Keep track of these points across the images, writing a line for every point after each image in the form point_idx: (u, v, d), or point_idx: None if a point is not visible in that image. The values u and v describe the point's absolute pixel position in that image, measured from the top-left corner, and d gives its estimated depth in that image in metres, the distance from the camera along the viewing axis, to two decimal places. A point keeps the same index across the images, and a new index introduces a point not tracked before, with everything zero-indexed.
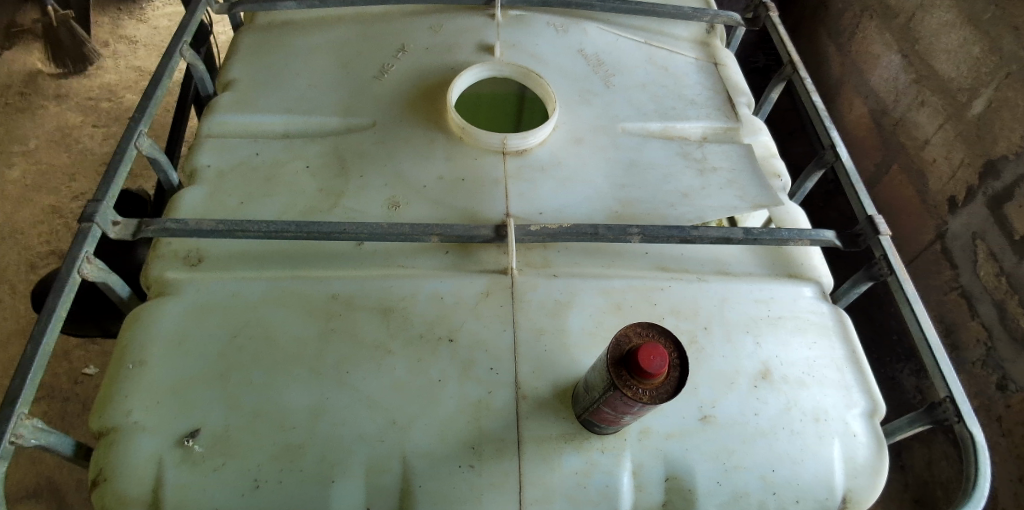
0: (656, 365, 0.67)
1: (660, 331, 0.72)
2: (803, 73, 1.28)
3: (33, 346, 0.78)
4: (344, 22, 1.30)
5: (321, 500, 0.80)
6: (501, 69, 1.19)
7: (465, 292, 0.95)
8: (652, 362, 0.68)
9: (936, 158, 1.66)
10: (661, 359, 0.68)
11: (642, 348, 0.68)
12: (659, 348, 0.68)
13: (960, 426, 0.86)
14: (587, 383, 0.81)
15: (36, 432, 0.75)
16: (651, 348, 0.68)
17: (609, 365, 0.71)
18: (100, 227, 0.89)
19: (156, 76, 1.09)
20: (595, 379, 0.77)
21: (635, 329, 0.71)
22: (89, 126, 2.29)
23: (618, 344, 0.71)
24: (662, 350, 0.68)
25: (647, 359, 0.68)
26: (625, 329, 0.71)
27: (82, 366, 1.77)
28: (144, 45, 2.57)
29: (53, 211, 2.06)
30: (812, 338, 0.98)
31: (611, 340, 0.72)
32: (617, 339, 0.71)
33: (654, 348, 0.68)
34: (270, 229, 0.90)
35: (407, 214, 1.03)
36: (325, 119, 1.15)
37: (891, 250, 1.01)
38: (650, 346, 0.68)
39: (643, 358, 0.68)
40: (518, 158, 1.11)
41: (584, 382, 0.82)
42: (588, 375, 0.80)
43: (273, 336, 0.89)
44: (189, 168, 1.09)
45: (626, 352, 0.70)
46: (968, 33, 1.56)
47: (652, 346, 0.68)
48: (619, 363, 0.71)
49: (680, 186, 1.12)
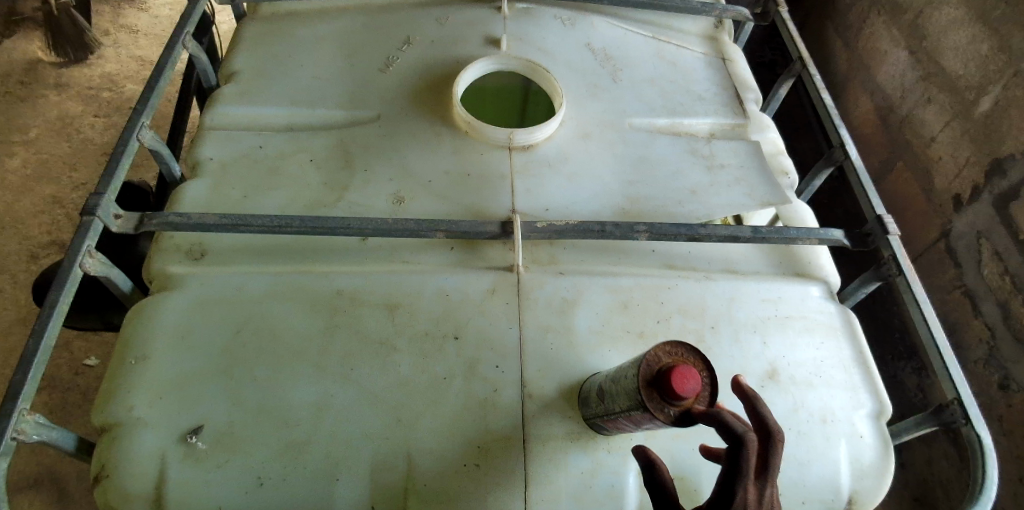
0: (690, 389, 0.63)
1: (689, 349, 0.67)
2: (813, 69, 1.26)
3: (35, 341, 0.77)
4: (349, 13, 1.28)
5: (326, 498, 0.79)
6: (509, 62, 1.17)
7: (471, 288, 0.94)
8: (686, 385, 0.63)
9: (942, 156, 1.65)
10: (695, 382, 0.63)
11: (675, 372, 0.63)
12: (692, 370, 0.63)
13: (967, 429, 0.86)
14: (601, 391, 0.79)
15: (38, 428, 0.74)
16: (682, 368, 0.63)
17: (642, 388, 0.66)
18: (102, 220, 0.88)
19: (158, 67, 1.07)
20: (616, 393, 0.74)
21: (663, 349, 0.67)
22: (89, 115, 2.27)
23: (648, 363, 0.67)
24: (695, 371, 0.64)
25: (681, 383, 0.63)
26: (655, 351, 0.67)
27: (83, 357, 1.76)
28: (144, 35, 2.54)
29: (54, 200, 2.05)
30: (820, 338, 0.97)
31: (641, 363, 0.67)
32: (646, 361, 0.67)
33: (688, 370, 0.63)
34: (273, 223, 0.89)
35: (413, 209, 1.02)
36: (330, 111, 1.13)
37: (900, 250, 1.00)
38: (683, 367, 0.64)
39: (677, 382, 0.63)
40: (524, 153, 1.10)
41: (595, 388, 0.81)
42: (602, 381, 0.79)
43: (277, 333, 0.88)
44: (191, 159, 1.08)
45: (658, 373, 0.66)
46: (977, 30, 1.54)
47: (685, 369, 0.63)
48: (650, 385, 0.66)
49: (688, 183, 1.11)
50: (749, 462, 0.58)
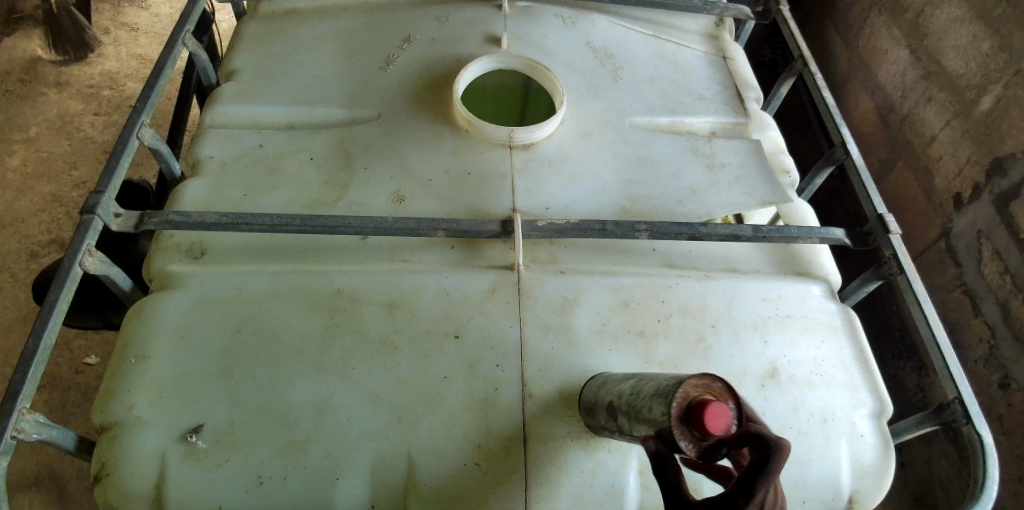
0: (723, 429, 0.55)
1: (716, 380, 0.59)
2: (814, 68, 1.25)
3: (35, 340, 0.77)
4: (349, 12, 1.28)
5: (326, 497, 0.79)
6: (510, 60, 1.17)
7: (471, 287, 0.94)
8: (717, 423, 0.55)
9: (942, 155, 1.65)
10: (727, 419, 0.55)
11: (706, 410, 0.55)
12: (723, 406, 0.55)
13: (968, 428, 0.86)
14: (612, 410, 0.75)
15: (38, 427, 0.74)
16: (713, 407, 0.55)
17: (674, 429, 0.58)
18: (102, 219, 0.88)
19: (158, 65, 1.07)
20: (636, 420, 0.67)
21: (693, 383, 0.59)
22: (90, 113, 2.27)
23: (679, 401, 0.59)
24: (726, 407, 0.56)
25: (712, 421, 0.55)
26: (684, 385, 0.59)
27: (83, 355, 1.76)
28: (144, 33, 2.54)
29: (54, 199, 2.04)
30: (820, 337, 0.97)
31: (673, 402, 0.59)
32: (677, 399, 0.59)
33: (719, 408, 0.55)
34: (273, 222, 0.89)
35: (413, 208, 1.02)
36: (330, 110, 1.13)
37: (901, 249, 1.00)
38: (713, 404, 0.56)
39: (709, 421, 0.55)
40: (524, 152, 1.10)
41: (605, 404, 0.77)
42: (616, 401, 0.73)
43: (277, 333, 0.88)
44: (192, 158, 1.08)
45: (689, 409, 0.58)
46: (978, 29, 1.54)
47: (716, 405, 0.55)
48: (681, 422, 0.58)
49: (688, 182, 1.11)
50: (781, 464, 0.53)
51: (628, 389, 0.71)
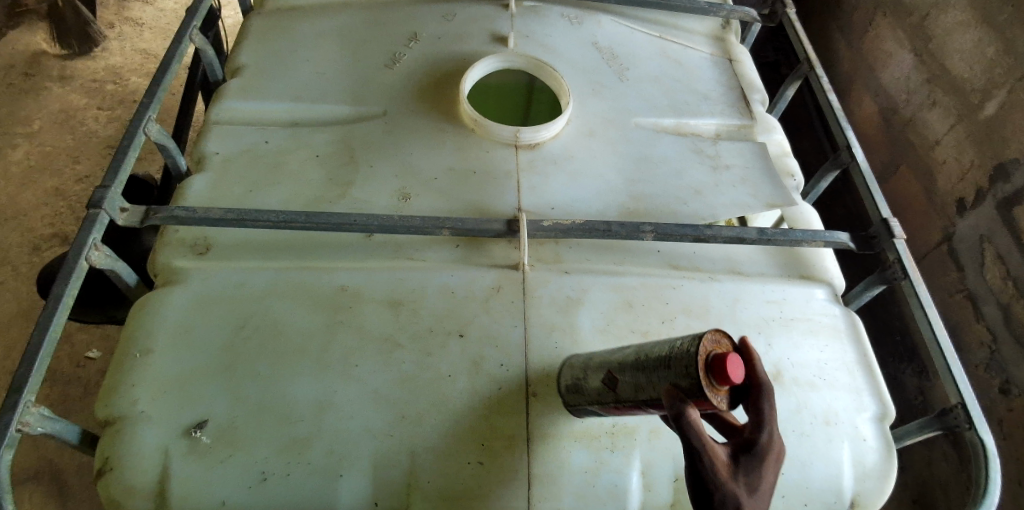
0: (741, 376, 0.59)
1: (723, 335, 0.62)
2: (820, 71, 1.25)
3: (40, 334, 0.77)
4: (354, 9, 1.28)
5: (329, 493, 0.79)
6: (513, 60, 1.17)
7: (475, 286, 0.94)
8: (737, 372, 0.59)
9: (946, 159, 1.64)
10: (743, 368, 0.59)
11: (729, 360, 0.58)
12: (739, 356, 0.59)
13: (971, 433, 0.85)
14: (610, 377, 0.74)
15: (42, 420, 0.74)
16: (734, 358, 0.58)
17: (702, 380, 0.59)
18: (109, 213, 0.88)
19: (165, 61, 1.07)
20: (644, 384, 0.67)
21: (709, 337, 0.60)
22: (93, 108, 2.27)
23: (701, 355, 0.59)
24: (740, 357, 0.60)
25: (734, 369, 0.58)
26: (705, 339, 0.60)
27: (85, 350, 1.76)
28: (149, 28, 2.54)
29: (57, 193, 2.04)
30: (824, 341, 0.97)
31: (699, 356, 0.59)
32: (699, 351, 0.59)
33: (738, 358, 0.59)
34: (278, 219, 0.88)
35: (418, 206, 1.02)
36: (335, 107, 1.13)
37: (905, 254, 1.00)
38: (733, 355, 0.59)
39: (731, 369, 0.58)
40: (530, 152, 1.10)
41: (600, 375, 0.76)
42: (617, 369, 0.73)
43: (280, 330, 0.88)
44: (197, 154, 1.08)
45: (711, 362, 0.59)
46: (983, 34, 1.54)
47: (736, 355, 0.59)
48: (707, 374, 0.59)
49: (692, 182, 1.11)
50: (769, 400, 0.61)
51: (631, 356, 0.70)
